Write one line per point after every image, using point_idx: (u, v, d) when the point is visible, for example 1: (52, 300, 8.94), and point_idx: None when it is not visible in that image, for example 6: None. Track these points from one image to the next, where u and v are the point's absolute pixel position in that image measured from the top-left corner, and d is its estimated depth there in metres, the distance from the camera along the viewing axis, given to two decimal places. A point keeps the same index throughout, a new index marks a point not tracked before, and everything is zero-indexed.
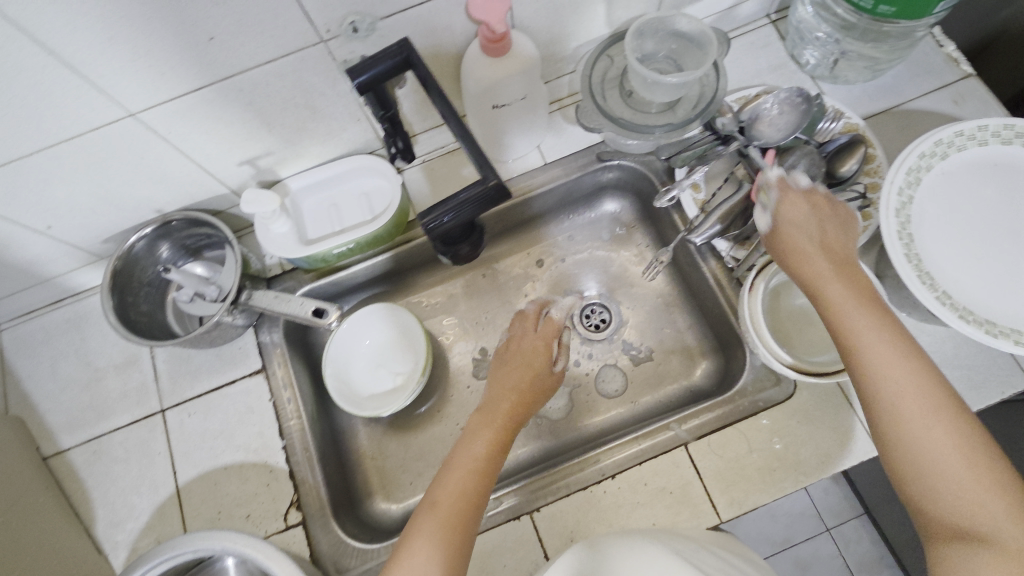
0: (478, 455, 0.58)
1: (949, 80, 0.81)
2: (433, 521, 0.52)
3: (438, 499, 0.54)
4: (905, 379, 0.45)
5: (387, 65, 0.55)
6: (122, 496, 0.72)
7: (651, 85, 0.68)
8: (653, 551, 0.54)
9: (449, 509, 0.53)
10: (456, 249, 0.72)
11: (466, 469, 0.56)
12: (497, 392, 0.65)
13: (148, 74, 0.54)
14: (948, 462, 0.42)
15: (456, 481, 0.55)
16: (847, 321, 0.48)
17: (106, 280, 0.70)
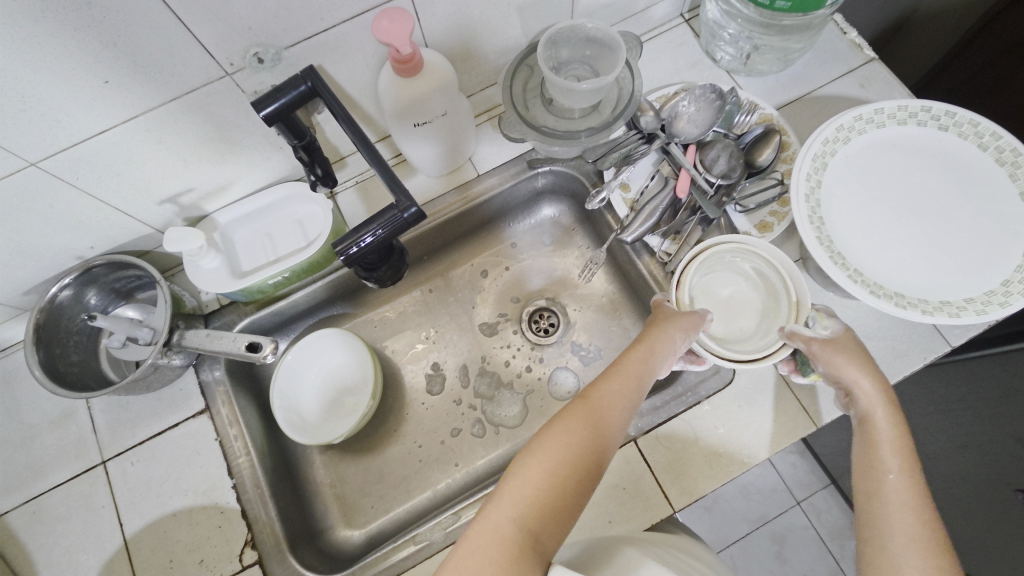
0: (609, 407, 0.56)
1: (855, 64, 0.85)
2: (547, 453, 0.51)
3: (554, 434, 0.52)
4: (897, 485, 0.50)
5: (293, 95, 0.54)
6: (67, 555, 0.70)
7: (567, 92, 0.69)
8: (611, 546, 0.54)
9: (565, 442, 0.52)
10: (377, 273, 0.72)
11: (593, 415, 0.54)
12: (638, 352, 0.61)
13: (44, 122, 0.52)
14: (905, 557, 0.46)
15: (575, 422, 0.53)
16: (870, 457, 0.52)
17: (28, 335, 0.67)
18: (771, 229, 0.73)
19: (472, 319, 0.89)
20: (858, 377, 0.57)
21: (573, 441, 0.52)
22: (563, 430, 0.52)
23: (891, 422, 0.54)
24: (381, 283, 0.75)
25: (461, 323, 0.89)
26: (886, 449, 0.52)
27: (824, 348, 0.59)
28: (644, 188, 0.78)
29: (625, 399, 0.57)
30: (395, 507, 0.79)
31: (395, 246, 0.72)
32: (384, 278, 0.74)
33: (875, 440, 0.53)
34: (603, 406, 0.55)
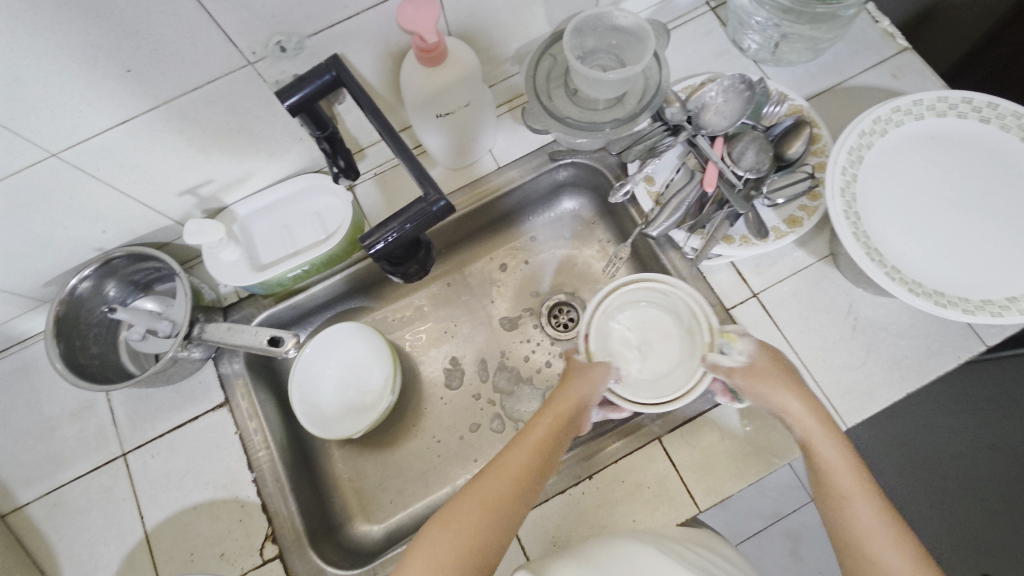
0: (533, 456, 0.58)
1: (887, 54, 0.82)
2: (468, 512, 0.53)
3: (476, 492, 0.54)
4: (851, 487, 0.56)
5: (318, 84, 0.53)
6: (88, 546, 0.70)
7: (594, 82, 0.68)
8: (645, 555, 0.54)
9: (481, 502, 0.53)
10: (404, 267, 0.72)
11: (511, 470, 0.56)
12: (553, 401, 0.63)
13: (65, 112, 0.51)
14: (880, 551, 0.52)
15: (499, 477, 0.55)
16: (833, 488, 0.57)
17: (49, 327, 0.67)
18: (801, 223, 0.72)
19: (490, 313, 0.88)
20: (789, 406, 0.60)
21: (490, 495, 0.54)
22: (484, 485, 0.55)
23: (838, 450, 0.58)
24: (407, 276, 0.75)
25: (480, 317, 0.88)
26: (845, 480, 0.56)
27: (746, 378, 0.62)
28: (669, 181, 0.77)
29: (547, 446, 0.59)
30: (414, 502, 0.78)
31: (423, 242, 0.72)
32: (409, 273, 0.74)
33: (830, 474, 0.57)
34: (521, 456, 0.57)
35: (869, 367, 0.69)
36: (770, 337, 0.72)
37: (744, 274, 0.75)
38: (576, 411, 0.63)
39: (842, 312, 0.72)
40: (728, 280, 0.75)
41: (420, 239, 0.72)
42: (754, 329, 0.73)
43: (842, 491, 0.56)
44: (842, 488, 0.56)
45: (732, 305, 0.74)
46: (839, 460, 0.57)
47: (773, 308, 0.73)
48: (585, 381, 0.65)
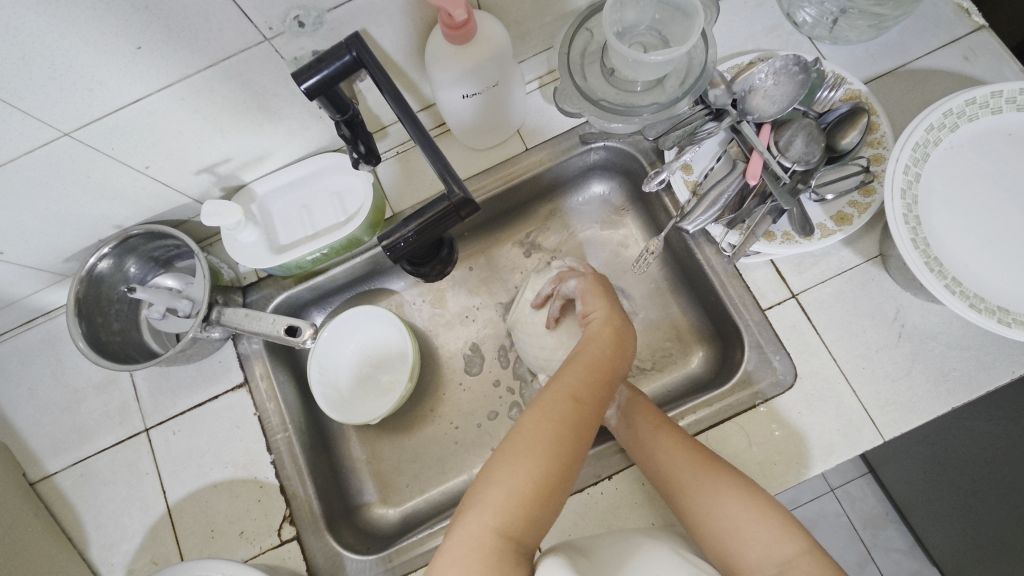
0: (587, 396, 0.56)
1: (960, 33, 0.74)
2: (525, 461, 0.50)
3: (531, 433, 0.52)
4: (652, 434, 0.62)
5: (337, 66, 0.49)
6: (113, 518, 0.72)
7: (634, 63, 0.62)
8: (661, 557, 0.53)
9: (538, 446, 0.51)
10: (423, 269, 0.71)
11: (566, 409, 0.54)
12: (587, 346, 0.62)
13: (75, 91, 0.49)
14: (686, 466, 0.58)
15: (553, 415, 0.53)
16: (658, 461, 0.60)
17: (70, 305, 0.67)
18: (850, 221, 0.66)
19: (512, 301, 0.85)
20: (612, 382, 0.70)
21: (556, 443, 0.52)
22: (538, 428, 0.52)
23: (659, 420, 0.63)
24: (427, 278, 0.74)
25: (501, 303, 0.85)
26: (669, 447, 0.60)
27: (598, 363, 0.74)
28: (708, 170, 0.72)
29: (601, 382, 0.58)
30: (430, 488, 0.78)
31: (445, 240, 0.72)
32: (432, 275, 0.73)
33: (653, 449, 0.61)
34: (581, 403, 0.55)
35: (913, 378, 0.65)
36: (807, 342, 0.68)
37: (783, 273, 0.71)
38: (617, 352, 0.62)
39: (888, 318, 0.68)
40: (765, 279, 0.71)
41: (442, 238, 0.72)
42: (790, 333, 0.69)
43: (665, 468, 0.59)
44: (668, 456, 0.59)
45: (768, 306, 0.70)
46: (662, 427, 0.62)
47: (812, 311, 0.69)
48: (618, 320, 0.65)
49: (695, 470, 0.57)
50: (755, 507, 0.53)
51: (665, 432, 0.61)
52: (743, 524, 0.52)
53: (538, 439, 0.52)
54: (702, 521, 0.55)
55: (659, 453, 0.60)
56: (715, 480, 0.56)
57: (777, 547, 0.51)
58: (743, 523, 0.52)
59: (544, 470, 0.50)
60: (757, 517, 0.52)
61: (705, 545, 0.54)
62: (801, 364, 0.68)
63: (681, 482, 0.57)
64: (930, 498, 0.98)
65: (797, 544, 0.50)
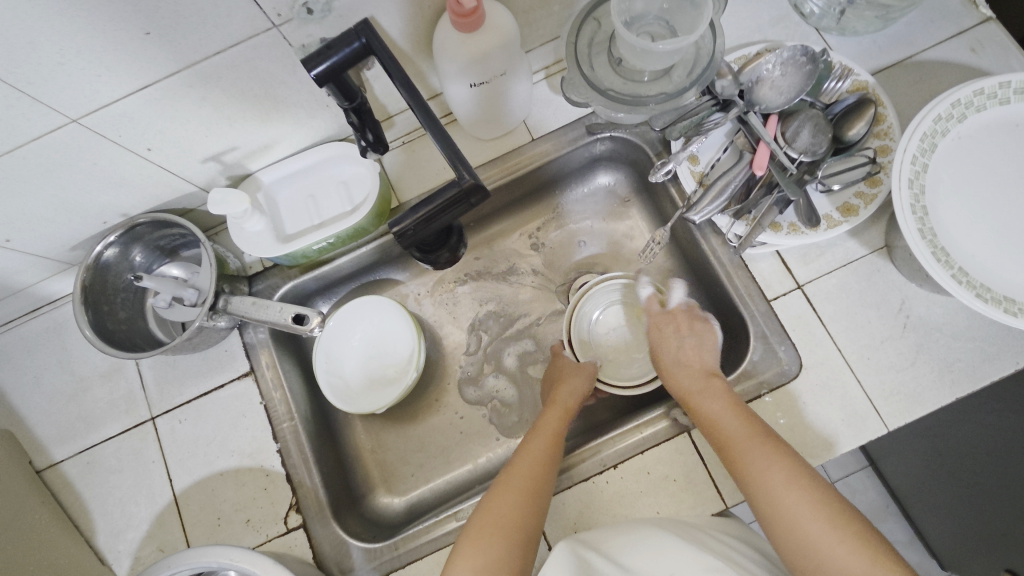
0: (535, 469, 0.61)
1: (966, 25, 0.74)
2: (478, 543, 0.54)
3: (480, 520, 0.57)
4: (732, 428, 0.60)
5: (346, 53, 0.49)
6: (120, 506, 0.72)
7: (642, 52, 0.62)
8: (673, 545, 0.53)
9: (489, 526, 0.56)
10: (435, 256, 0.72)
11: (513, 487, 0.59)
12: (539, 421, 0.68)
13: (83, 77, 0.49)
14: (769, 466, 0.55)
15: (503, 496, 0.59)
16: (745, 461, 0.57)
17: (77, 293, 0.67)
18: (856, 212, 0.66)
19: (517, 292, 0.85)
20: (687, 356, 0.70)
21: (506, 520, 0.56)
22: (489, 510, 0.58)
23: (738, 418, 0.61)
24: (436, 265, 0.74)
25: (506, 294, 0.85)
26: (760, 451, 0.57)
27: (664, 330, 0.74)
28: (715, 161, 0.72)
29: (548, 454, 0.63)
30: (435, 478, 0.78)
31: (453, 229, 0.72)
32: (439, 261, 0.74)
33: (738, 448, 0.58)
34: (526, 465, 0.61)
35: (918, 369, 0.66)
36: (812, 332, 0.69)
37: (789, 263, 0.71)
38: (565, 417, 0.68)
39: (893, 309, 0.68)
40: (771, 269, 0.71)
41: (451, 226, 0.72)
42: (795, 323, 0.69)
43: (755, 472, 0.56)
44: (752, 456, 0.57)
45: (773, 296, 0.70)
46: (740, 425, 0.60)
47: (817, 302, 0.69)
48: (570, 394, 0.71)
49: (788, 481, 0.54)
50: (852, 536, 0.49)
51: (745, 428, 0.59)
52: (835, 549, 0.49)
53: (489, 521, 0.56)
54: (789, 534, 0.52)
55: (746, 454, 0.57)
56: (808, 497, 0.52)
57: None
58: (837, 550, 0.49)
59: (493, 544, 0.54)
60: (854, 547, 0.49)
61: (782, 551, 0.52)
62: (806, 354, 0.68)
63: (769, 488, 0.54)
64: (931, 490, 0.99)
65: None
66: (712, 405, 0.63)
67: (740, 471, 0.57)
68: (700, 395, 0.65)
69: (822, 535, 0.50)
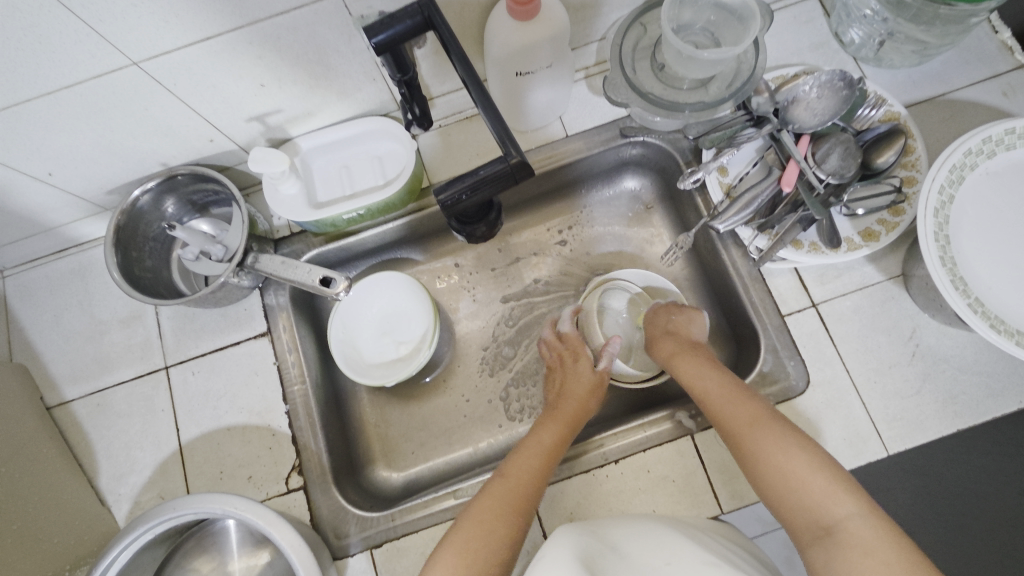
0: (524, 486, 0.62)
1: (1001, 69, 0.76)
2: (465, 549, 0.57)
3: (468, 520, 0.59)
4: (708, 386, 0.65)
5: (407, 25, 0.51)
6: (125, 449, 0.73)
7: (687, 58, 0.64)
8: (679, 541, 0.54)
9: (478, 529, 0.58)
10: (472, 228, 0.71)
11: (502, 497, 0.60)
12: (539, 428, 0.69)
13: (153, 22, 0.51)
14: (745, 414, 0.61)
15: (490, 505, 0.60)
16: (721, 411, 0.62)
17: (110, 235, 0.68)
18: (877, 238, 0.68)
19: (532, 286, 0.87)
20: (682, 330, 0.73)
21: (490, 539, 0.58)
22: (476, 517, 0.59)
23: (720, 381, 0.65)
24: (472, 238, 0.74)
25: (525, 293, 0.86)
26: (736, 403, 0.62)
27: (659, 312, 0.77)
28: (743, 175, 0.74)
29: (541, 471, 0.63)
30: (434, 457, 0.79)
31: (494, 204, 0.71)
32: (476, 234, 0.73)
33: (716, 406, 0.63)
34: (516, 481, 0.62)
35: (922, 398, 0.67)
36: (822, 351, 0.70)
37: (806, 282, 0.72)
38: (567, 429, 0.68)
39: (904, 336, 0.69)
40: (787, 286, 0.72)
41: (493, 201, 0.71)
42: (807, 340, 0.71)
43: (728, 417, 0.61)
44: (729, 410, 0.62)
45: (787, 312, 0.72)
46: (721, 389, 0.64)
47: (830, 322, 0.71)
48: (573, 399, 0.71)
49: (756, 419, 0.60)
50: (812, 462, 0.55)
51: (722, 386, 0.64)
52: (799, 476, 0.55)
53: (479, 525, 0.58)
54: (762, 470, 0.57)
55: (722, 405, 0.62)
56: (772, 435, 0.58)
57: (831, 505, 0.52)
58: (800, 479, 0.55)
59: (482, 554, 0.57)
60: (817, 473, 0.54)
61: (761, 486, 0.57)
62: (814, 371, 0.69)
63: (745, 432, 0.59)
64: None
65: (850, 505, 0.52)
66: (693, 370, 0.68)
67: (719, 422, 0.62)
68: (682, 365, 0.69)
69: (797, 472, 0.55)
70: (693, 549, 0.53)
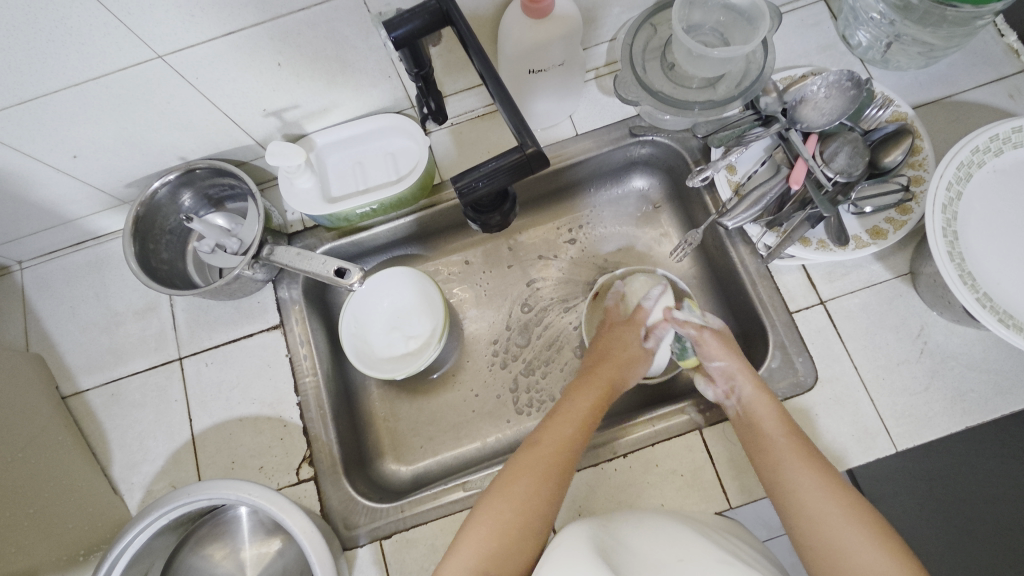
0: (555, 459, 0.61)
1: (1006, 72, 0.77)
2: (496, 521, 0.57)
3: (504, 493, 0.59)
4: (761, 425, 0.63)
5: (425, 20, 0.53)
6: (138, 439, 0.74)
7: (697, 57, 0.65)
8: (690, 537, 0.54)
9: (510, 504, 0.58)
10: (487, 217, 0.72)
11: (535, 470, 0.60)
12: (572, 400, 0.68)
13: (178, 16, 0.52)
14: (800, 468, 0.58)
15: (521, 481, 0.59)
16: (784, 472, 0.59)
17: (129, 226, 0.70)
18: (885, 236, 0.68)
19: (542, 282, 0.87)
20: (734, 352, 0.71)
21: (522, 512, 0.58)
22: (508, 491, 0.59)
23: (775, 419, 0.63)
24: (487, 227, 0.75)
25: (534, 291, 0.87)
26: (795, 462, 0.59)
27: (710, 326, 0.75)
28: (751, 173, 0.74)
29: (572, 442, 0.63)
30: (443, 451, 0.80)
31: (509, 194, 0.72)
32: (490, 224, 0.74)
33: (771, 453, 0.61)
34: (551, 455, 0.61)
35: (930, 395, 0.67)
36: (830, 347, 0.70)
37: (814, 279, 0.73)
38: (597, 406, 0.67)
39: (912, 333, 0.69)
40: (795, 283, 0.73)
41: (507, 191, 0.72)
42: (814, 337, 0.71)
43: (800, 500, 0.57)
44: (786, 461, 0.59)
45: (795, 309, 0.72)
46: (777, 429, 0.62)
47: (838, 319, 0.71)
48: (608, 369, 0.71)
49: (807, 474, 0.58)
50: (870, 530, 0.53)
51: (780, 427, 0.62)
52: (852, 545, 0.52)
53: (512, 499, 0.58)
54: (820, 542, 0.54)
55: (783, 462, 0.59)
56: (828, 494, 0.56)
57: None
58: (856, 544, 0.52)
59: (511, 530, 0.57)
60: (874, 547, 0.52)
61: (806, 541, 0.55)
62: (822, 368, 0.70)
63: (801, 492, 0.57)
64: None
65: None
66: (761, 421, 0.63)
67: (770, 471, 0.60)
68: (750, 416, 0.64)
69: (851, 541, 0.53)
70: (705, 544, 0.53)
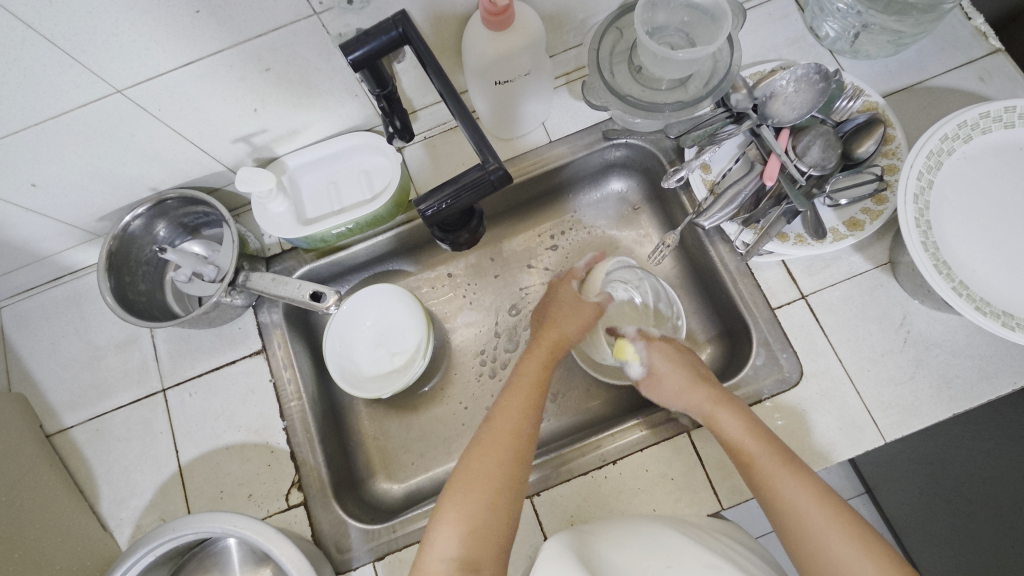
0: (515, 431, 0.61)
1: (976, 55, 0.77)
2: (466, 505, 0.56)
3: (470, 473, 0.58)
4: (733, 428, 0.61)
5: (383, 41, 0.53)
6: (125, 474, 0.73)
7: (662, 59, 0.65)
8: (679, 541, 0.54)
9: (477, 486, 0.57)
10: (455, 236, 0.72)
11: (498, 447, 0.59)
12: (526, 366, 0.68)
13: (133, 50, 0.52)
14: (781, 476, 0.57)
15: (485, 460, 0.58)
16: (765, 478, 0.58)
17: (102, 261, 0.69)
18: (862, 227, 0.68)
19: (525, 290, 0.87)
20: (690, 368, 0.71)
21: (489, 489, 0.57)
22: (474, 471, 0.58)
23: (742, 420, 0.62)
24: (456, 245, 0.75)
25: (517, 299, 0.86)
26: (776, 466, 0.58)
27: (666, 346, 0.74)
28: (726, 171, 0.74)
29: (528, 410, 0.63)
30: (434, 467, 0.79)
31: (475, 211, 0.72)
32: (460, 241, 0.74)
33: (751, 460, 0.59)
34: (509, 427, 0.61)
35: (916, 383, 0.67)
36: (814, 342, 0.70)
37: (794, 274, 0.73)
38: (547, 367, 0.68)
39: (895, 323, 0.69)
40: (776, 279, 0.73)
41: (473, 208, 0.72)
42: (797, 332, 0.71)
43: (790, 510, 0.55)
44: (765, 467, 0.58)
45: (777, 305, 0.72)
46: (747, 429, 0.61)
47: (820, 313, 0.71)
48: (560, 325, 0.72)
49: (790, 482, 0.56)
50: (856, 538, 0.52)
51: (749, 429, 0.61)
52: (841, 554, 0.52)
53: (478, 480, 0.57)
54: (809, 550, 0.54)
55: (765, 469, 0.58)
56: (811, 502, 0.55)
57: None
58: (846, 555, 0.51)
59: (483, 510, 0.56)
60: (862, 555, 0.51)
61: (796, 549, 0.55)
62: (807, 363, 0.69)
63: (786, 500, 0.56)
64: None
65: None
66: (729, 420, 0.62)
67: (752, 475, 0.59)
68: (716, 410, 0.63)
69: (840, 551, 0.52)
70: (695, 548, 0.53)
